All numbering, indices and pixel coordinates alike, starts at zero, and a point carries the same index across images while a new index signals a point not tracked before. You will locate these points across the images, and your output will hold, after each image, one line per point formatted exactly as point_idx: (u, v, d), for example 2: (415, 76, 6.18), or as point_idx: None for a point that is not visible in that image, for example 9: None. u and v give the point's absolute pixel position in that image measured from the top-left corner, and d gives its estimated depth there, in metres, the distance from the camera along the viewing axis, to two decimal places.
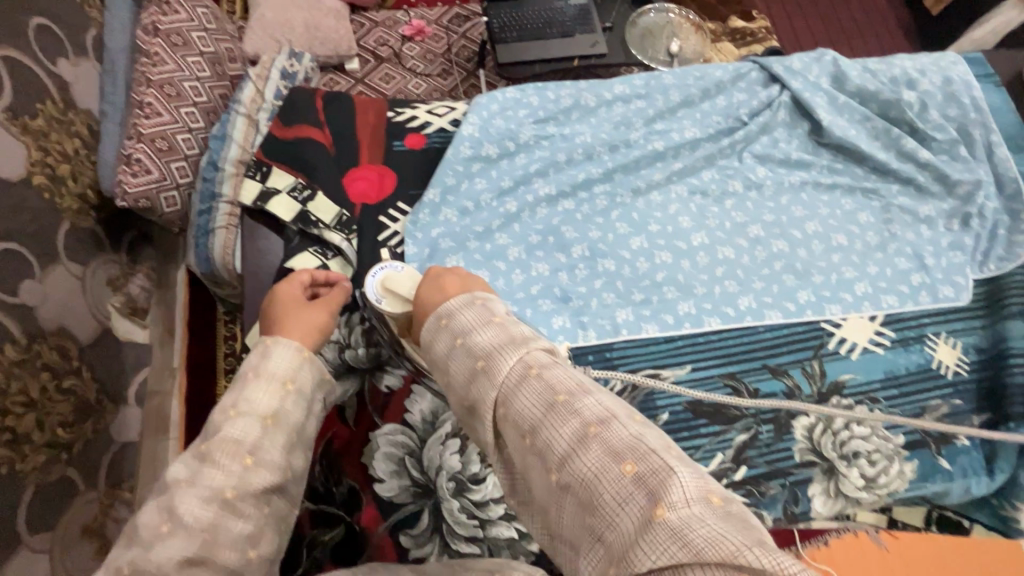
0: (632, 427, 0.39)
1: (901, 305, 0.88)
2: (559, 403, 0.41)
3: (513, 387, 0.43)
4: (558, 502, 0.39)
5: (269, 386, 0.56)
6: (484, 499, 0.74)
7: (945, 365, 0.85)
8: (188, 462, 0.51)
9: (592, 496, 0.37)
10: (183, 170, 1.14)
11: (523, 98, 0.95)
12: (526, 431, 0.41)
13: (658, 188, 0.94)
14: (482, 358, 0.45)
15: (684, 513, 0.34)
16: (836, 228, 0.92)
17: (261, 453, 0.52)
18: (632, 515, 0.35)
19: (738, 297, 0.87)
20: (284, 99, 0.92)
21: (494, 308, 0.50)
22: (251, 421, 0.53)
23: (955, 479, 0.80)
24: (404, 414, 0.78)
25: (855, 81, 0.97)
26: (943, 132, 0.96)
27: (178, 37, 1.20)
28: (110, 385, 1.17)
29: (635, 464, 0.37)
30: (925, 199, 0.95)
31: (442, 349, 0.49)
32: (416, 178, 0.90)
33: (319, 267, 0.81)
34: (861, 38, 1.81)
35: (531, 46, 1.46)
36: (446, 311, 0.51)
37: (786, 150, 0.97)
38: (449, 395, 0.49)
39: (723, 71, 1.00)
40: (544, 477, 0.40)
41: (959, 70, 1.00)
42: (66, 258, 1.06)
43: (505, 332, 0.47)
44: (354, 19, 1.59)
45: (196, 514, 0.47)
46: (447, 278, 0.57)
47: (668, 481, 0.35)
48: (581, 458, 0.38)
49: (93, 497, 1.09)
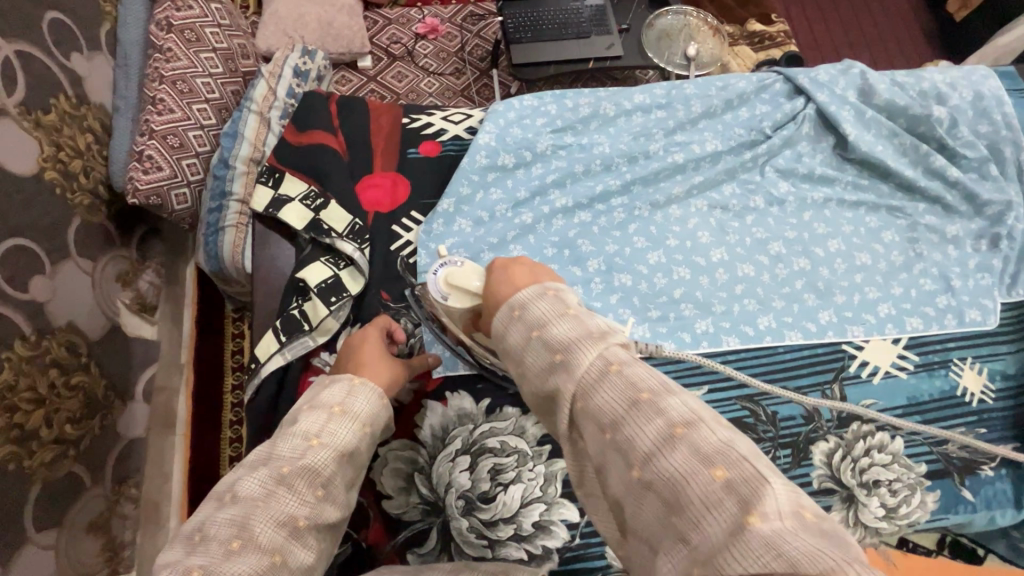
0: (722, 431, 0.37)
1: (926, 328, 0.85)
2: (642, 399, 0.39)
3: (592, 382, 0.41)
4: (636, 501, 0.37)
5: (352, 425, 0.59)
6: (494, 519, 0.72)
7: (970, 393, 0.83)
8: (264, 479, 0.53)
9: (678, 496, 0.35)
10: (194, 167, 1.14)
11: (540, 107, 0.93)
12: (606, 426, 0.39)
13: (677, 202, 0.91)
14: (560, 353, 0.44)
15: (781, 525, 0.31)
16: (860, 247, 0.90)
17: (332, 488, 0.55)
18: (724, 523, 0.33)
19: (757, 315, 0.85)
20: (297, 103, 0.91)
21: (570, 299, 0.48)
22: (330, 454, 0.56)
23: (979, 511, 0.77)
24: (414, 430, 0.77)
25: (883, 95, 0.94)
26: (973, 150, 0.93)
27: (192, 33, 1.18)
28: (118, 380, 1.17)
29: (727, 470, 0.34)
30: (952, 219, 0.92)
31: (517, 340, 0.48)
32: (431, 187, 0.89)
33: (331, 277, 0.79)
34: (881, 42, 1.77)
35: (547, 46, 1.44)
36: (519, 302, 0.49)
37: (810, 164, 0.94)
38: (521, 385, 0.49)
39: (746, 82, 0.97)
40: (623, 474, 0.38)
41: (990, 84, 0.97)
42: (76, 253, 1.06)
43: (581, 324, 0.45)
44: (369, 16, 1.57)
45: (270, 536, 0.50)
46: (514, 268, 0.55)
47: (762, 490, 0.33)
48: (666, 459, 0.36)
49: (100, 493, 1.09)
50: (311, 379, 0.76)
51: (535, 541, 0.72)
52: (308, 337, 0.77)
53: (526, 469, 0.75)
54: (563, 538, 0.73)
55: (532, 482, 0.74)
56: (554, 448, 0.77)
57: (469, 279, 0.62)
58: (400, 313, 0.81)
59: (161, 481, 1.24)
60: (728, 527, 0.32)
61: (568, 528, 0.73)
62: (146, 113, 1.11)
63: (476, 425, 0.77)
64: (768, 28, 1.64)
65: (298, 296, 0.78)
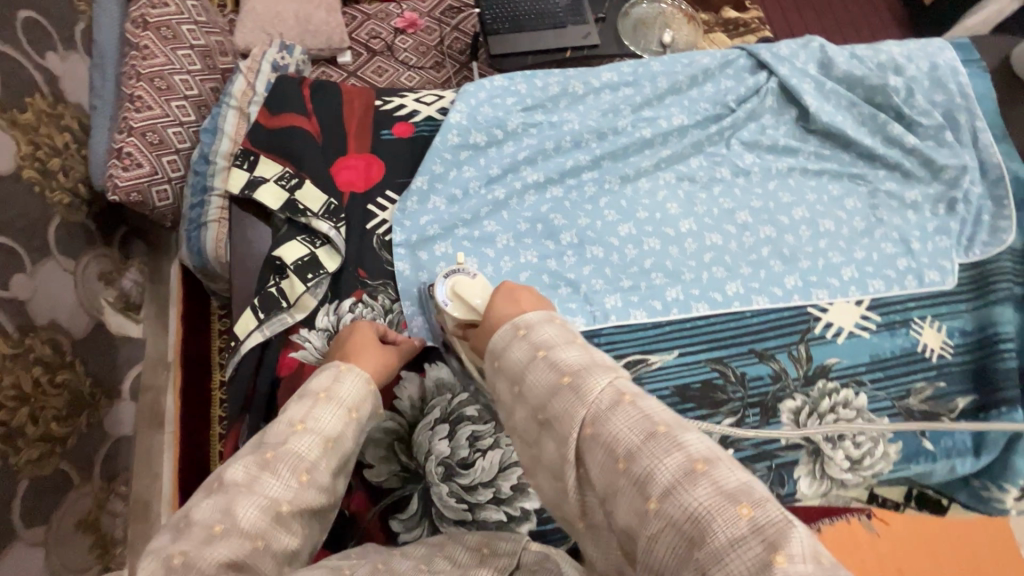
0: (741, 470, 0.36)
1: (887, 289, 0.88)
2: (660, 432, 0.39)
3: (604, 409, 0.41)
4: (651, 536, 0.36)
5: (336, 411, 0.58)
6: (473, 483, 0.74)
7: (930, 349, 0.86)
8: (248, 466, 0.52)
9: (701, 531, 0.34)
10: (174, 164, 1.15)
11: (510, 86, 0.95)
12: (620, 456, 0.39)
13: (646, 175, 0.94)
14: (567, 375, 0.45)
15: (809, 570, 0.31)
16: (824, 214, 0.93)
17: (317, 472, 0.54)
18: (750, 563, 0.32)
19: (725, 282, 0.87)
20: (270, 87, 0.92)
21: (576, 331, 0.50)
22: (315, 440, 0.55)
23: (939, 461, 0.80)
24: (393, 400, 0.78)
25: (841, 67, 0.97)
26: (929, 118, 0.96)
27: (168, 30, 1.19)
28: (103, 378, 1.18)
29: (752, 508, 0.34)
30: (911, 184, 0.95)
31: (521, 358, 0.48)
32: (406, 167, 0.91)
33: (306, 255, 0.81)
34: (852, 26, 1.80)
35: (524, 37, 1.46)
36: (524, 323, 0.50)
37: (773, 136, 0.97)
38: (518, 408, 0.48)
39: (710, 58, 1.00)
40: (636, 505, 0.37)
41: (946, 56, 1.01)
42: (58, 253, 1.06)
43: (588, 354, 0.47)
44: (347, 12, 1.59)
45: (252, 519, 0.49)
46: (521, 294, 0.58)
47: (792, 533, 0.32)
48: (689, 493, 0.35)
49: (87, 491, 1.10)
50: (291, 355, 0.77)
51: (514, 503, 0.74)
52: (287, 314, 0.79)
53: (503, 435, 0.77)
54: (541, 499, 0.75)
55: (509, 447, 0.76)
56: None
57: (472, 293, 0.70)
58: (377, 290, 0.83)
59: (150, 480, 1.22)
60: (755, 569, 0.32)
61: None
62: (124, 110, 1.12)
63: (454, 394, 0.79)
64: (742, 15, 1.68)
65: (276, 274, 0.80)
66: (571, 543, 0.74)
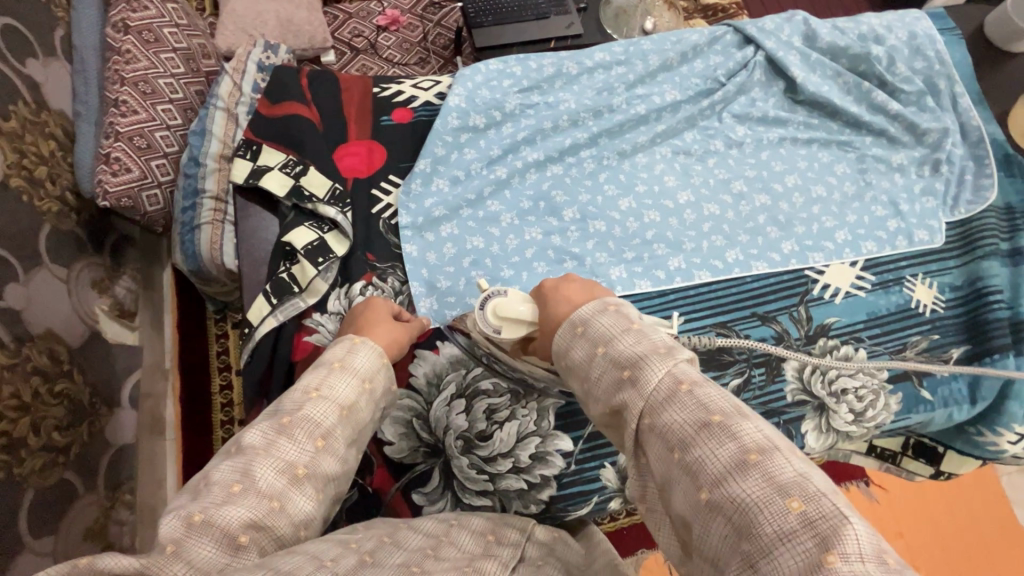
0: (798, 462, 0.38)
1: (880, 250, 0.92)
2: (715, 422, 0.40)
3: (661, 400, 0.43)
4: (704, 522, 0.39)
5: (350, 381, 0.58)
6: (493, 454, 0.76)
7: (923, 304, 0.89)
8: (265, 429, 0.53)
9: (750, 520, 0.36)
10: (164, 168, 1.15)
11: (506, 69, 0.96)
12: (675, 446, 0.41)
13: (643, 151, 0.96)
14: (627, 368, 0.46)
15: (859, 567, 0.32)
16: (815, 180, 0.96)
17: (332, 439, 0.55)
18: (796, 553, 0.34)
19: (725, 250, 0.90)
20: (269, 78, 0.92)
21: (633, 314, 0.50)
22: (331, 407, 0.55)
23: (938, 409, 0.84)
24: (409, 378, 0.79)
25: (825, 39, 1.00)
26: (911, 84, 1.00)
27: (150, 34, 1.18)
28: (102, 388, 1.16)
29: (804, 503, 0.35)
30: (897, 149, 0.99)
31: (582, 356, 0.50)
32: (407, 151, 0.92)
33: (315, 240, 0.81)
34: (826, 4, 1.83)
35: (508, 29, 1.47)
36: (580, 318, 0.52)
37: (763, 108, 1.00)
38: (583, 400, 0.51)
39: (698, 35, 1.02)
40: (689, 494, 0.40)
41: (923, 25, 1.04)
42: (50, 262, 1.05)
43: (647, 339, 0.47)
44: (329, 11, 1.59)
45: (270, 481, 0.50)
46: (569, 287, 0.58)
47: (841, 528, 0.34)
48: (740, 483, 0.37)
49: (93, 500, 1.08)
50: (305, 339, 0.77)
51: (533, 471, 0.76)
52: (299, 299, 0.79)
53: (520, 406, 0.78)
54: (559, 466, 0.77)
55: (526, 418, 0.78)
56: None
57: (516, 306, 0.63)
58: (386, 272, 0.84)
59: (155, 487, 1.26)
60: (801, 559, 0.34)
61: (563, 457, 0.78)
62: (109, 115, 1.11)
63: (468, 368, 0.80)
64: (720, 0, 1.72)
65: (286, 260, 0.81)
66: (590, 506, 0.77)
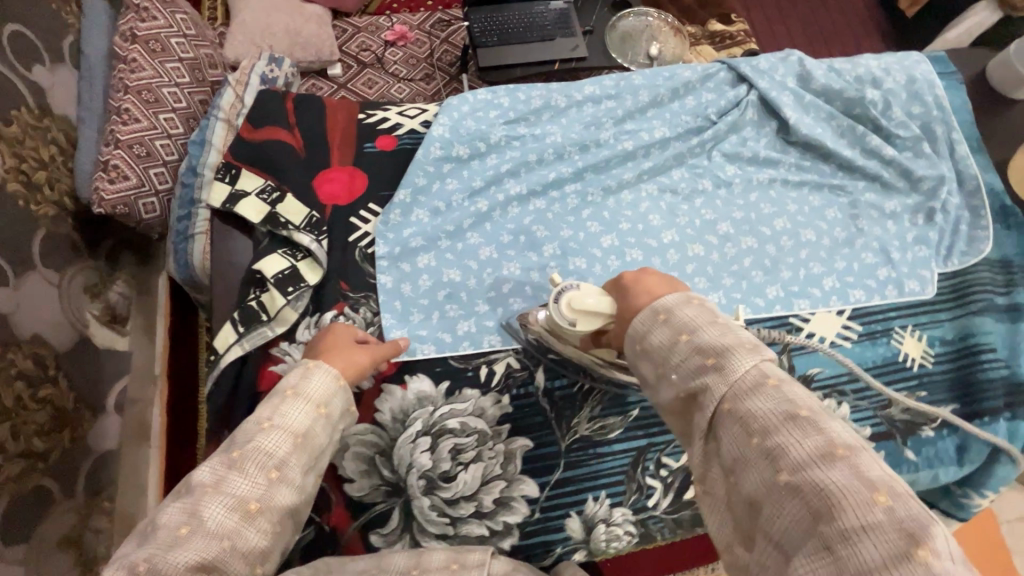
0: (880, 466, 0.39)
1: (868, 299, 0.89)
2: (801, 415, 0.41)
3: (747, 388, 0.43)
4: (777, 504, 0.40)
5: (304, 407, 0.59)
6: (455, 497, 0.74)
7: (911, 358, 0.86)
8: (215, 467, 0.52)
9: (831, 507, 0.37)
10: (162, 176, 1.14)
11: (493, 99, 0.95)
12: (754, 431, 0.42)
13: (629, 187, 0.94)
14: (712, 356, 0.45)
15: (943, 563, 0.33)
16: (805, 224, 0.94)
17: (287, 469, 0.54)
18: (880, 543, 0.35)
19: (707, 293, 0.88)
20: (252, 101, 0.91)
21: (718, 310, 0.49)
22: (283, 435, 0.56)
23: (921, 470, 0.80)
24: (375, 413, 0.77)
25: (819, 80, 0.98)
26: (907, 130, 0.98)
27: (157, 44, 1.18)
28: (89, 393, 1.16)
29: (890, 499, 0.37)
30: (890, 195, 0.96)
31: (663, 341, 0.48)
32: (387, 179, 0.91)
33: (287, 268, 0.80)
34: (840, 34, 1.77)
35: (514, 49, 1.48)
36: (664, 306, 0.50)
37: (754, 148, 0.98)
38: (653, 388, 0.50)
39: (691, 71, 1.01)
40: (766, 477, 0.40)
41: (922, 69, 1.03)
42: (42, 266, 1.04)
43: (732, 333, 0.46)
44: (337, 25, 1.57)
45: (220, 519, 0.49)
46: (646, 279, 0.55)
47: (930, 528, 0.35)
48: (824, 472, 0.38)
49: (71, 507, 1.08)
50: (271, 368, 0.76)
51: (496, 517, 0.74)
52: (267, 327, 0.78)
53: (486, 448, 0.77)
54: (524, 513, 0.75)
55: (492, 461, 0.76)
56: (514, 426, 0.78)
57: (585, 300, 0.63)
58: (359, 302, 0.83)
59: (137, 495, 1.22)
60: (885, 550, 0.35)
61: (529, 504, 0.75)
62: (111, 123, 1.12)
63: (435, 407, 0.78)
64: (729, 27, 1.64)
65: (256, 287, 0.79)
66: (553, 556, 0.74)
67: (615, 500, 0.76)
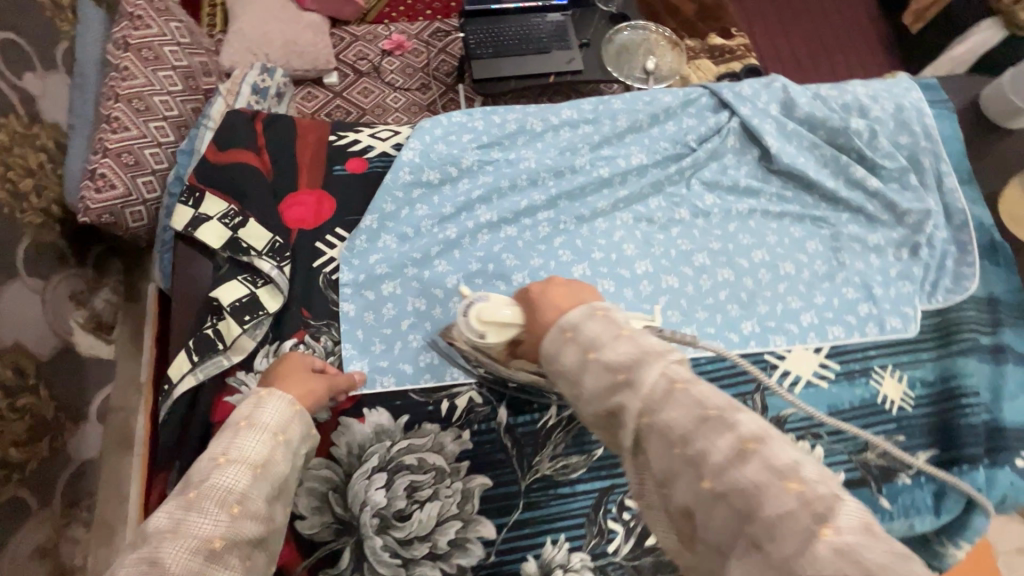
0: (791, 449, 0.38)
1: (847, 336, 0.86)
2: (712, 416, 0.39)
3: (659, 399, 0.42)
4: (706, 511, 0.38)
5: (262, 435, 0.55)
6: (409, 537, 0.72)
7: (890, 400, 0.83)
8: (171, 512, 0.49)
9: (751, 505, 0.36)
10: (151, 186, 1.05)
11: (468, 122, 0.94)
12: (674, 441, 0.40)
13: (603, 216, 0.92)
14: (622, 373, 0.44)
15: (854, 540, 0.33)
16: (784, 257, 0.91)
17: (249, 502, 0.51)
18: (797, 532, 0.34)
19: (680, 327, 0.85)
20: (220, 122, 0.90)
21: (621, 319, 0.47)
22: (241, 469, 0.52)
23: (897, 519, 0.77)
24: (331, 447, 0.75)
25: (803, 108, 0.96)
26: (892, 160, 0.95)
27: (149, 51, 1.11)
28: (69, 401, 1.09)
29: (801, 484, 0.35)
30: (875, 228, 0.93)
31: (573, 364, 0.47)
32: (356, 203, 0.89)
33: (246, 295, 0.79)
34: (841, 50, 1.73)
35: (508, 61, 1.41)
36: (570, 323, 0.48)
37: (734, 176, 0.95)
38: (575, 405, 0.48)
39: (672, 97, 0.98)
40: (692, 486, 0.39)
41: (912, 97, 1.00)
42: (25, 272, 0.98)
43: (637, 344, 0.45)
44: (335, 33, 1.55)
45: (182, 564, 0.45)
46: (552, 288, 0.53)
47: (838, 506, 0.34)
48: (739, 471, 0.37)
49: (46, 517, 1.01)
50: (226, 400, 0.75)
51: (451, 559, 0.72)
52: (222, 356, 0.76)
53: (443, 485, 0.75)
54: (479, 555, 0.72)
55: (449, 499, 0.74)
56: (473, 463, 0.76)
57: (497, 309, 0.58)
58: (320, 330, 0.81)
59: (119, 502, 1.16)
60: (802, 538, 0.34)
61: (484, 545, 0.73)
62: (100, 131, 1.04)
63: (393, 441, 0.76)
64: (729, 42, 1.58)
65: (213, 314, 0.78)
66: None
67: (574, 544, 0.74)
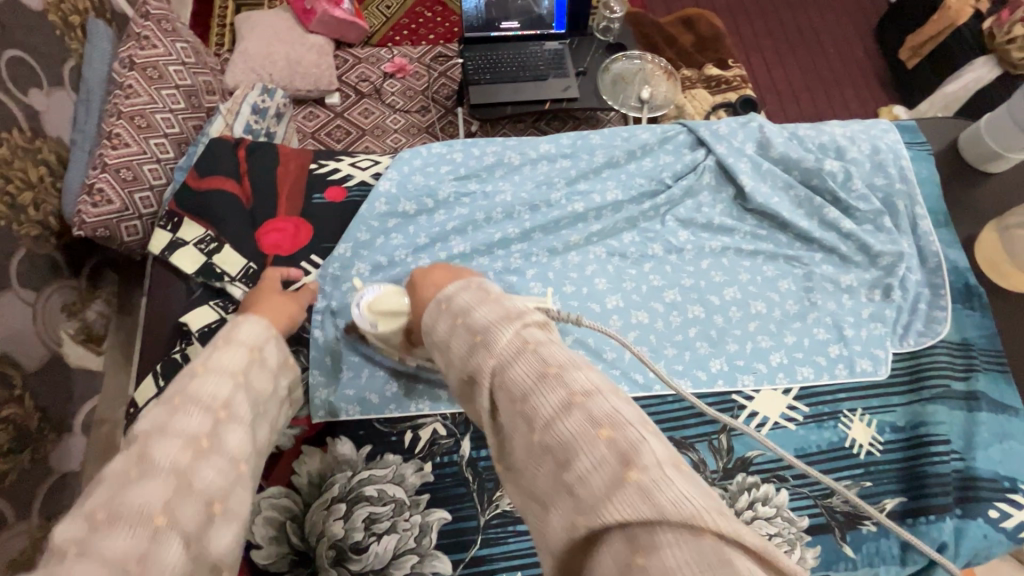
0: (616, 399, 0.38)
1: (816, 378, 0.86)
2: (550, 372, 0.39)
3: (509, 357, 0.41)
4: (536, 465, 0.38)
5: (238, 350, 0.56)
6: (364, 570, 0.71)
7: (858, 445, 0.83)
8: (154, 417, 0.47)
9: (569, 453, 0.36)
10: (148, 201, 1.02)
11: (447, 154, 0.96)
12: (515, 397, 0.40)
13: (576, 249, 0.93)
14: (478, 334, 0.44)
15: (657, 478, 0.33)
16: (756, 295, 0.91)
17: (236, 407, 0.51)
18: (605, 476, 0.34)
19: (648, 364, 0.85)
20: (204, 149, 0.92)
21: (492, 286, 0.48)
22: (223, 376, 0.52)
23: (860, 569, 0.76)
24: (291, 476, 0.75)
25: (778, 148, 0.97)
26: (867, 203, 0.95)
27: (154, 70, 1.09)
28: (54, 412, 1.05)
29: (613, 430, 0.36)
30: (848, 268, 0.94)
31: (443, 331, 0.47)
32: (332, 231, 0.90)
33: (216, 321, 0.80)
34: (837, 83, 1.75)
35: (505, 88, 1.40)
36: (444, 296, 0.49)
37: (708, 214, 0.96)
38: (446, 373, 0.48)
39: (650, 133, 1.00)
40: (525, 440, 0.39)
41: (889, 139, 1.01)
42: (18, 284, 0.94)
43: (501, 306, 0.45)
44: (340, 55, 1.57)
45: None
46: (435, 273, 0.55)
47: (643, 447, 0.35)
48: (562, 423, 0.37)
49: (22, 530, 0.97)
50: None
51: None
52: None
53: (401, 518, 0.74)
54: None
55: (407, 533, 0.73)
56: (433, 497, 0.76)
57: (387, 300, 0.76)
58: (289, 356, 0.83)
59: None
60: (608, 481, 0.34)
61: None
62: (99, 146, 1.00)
63: (354, 472, 0.76)
64: (725, 73, 1.59)
65: (182, 339, 0.80)
66: None
67: None
